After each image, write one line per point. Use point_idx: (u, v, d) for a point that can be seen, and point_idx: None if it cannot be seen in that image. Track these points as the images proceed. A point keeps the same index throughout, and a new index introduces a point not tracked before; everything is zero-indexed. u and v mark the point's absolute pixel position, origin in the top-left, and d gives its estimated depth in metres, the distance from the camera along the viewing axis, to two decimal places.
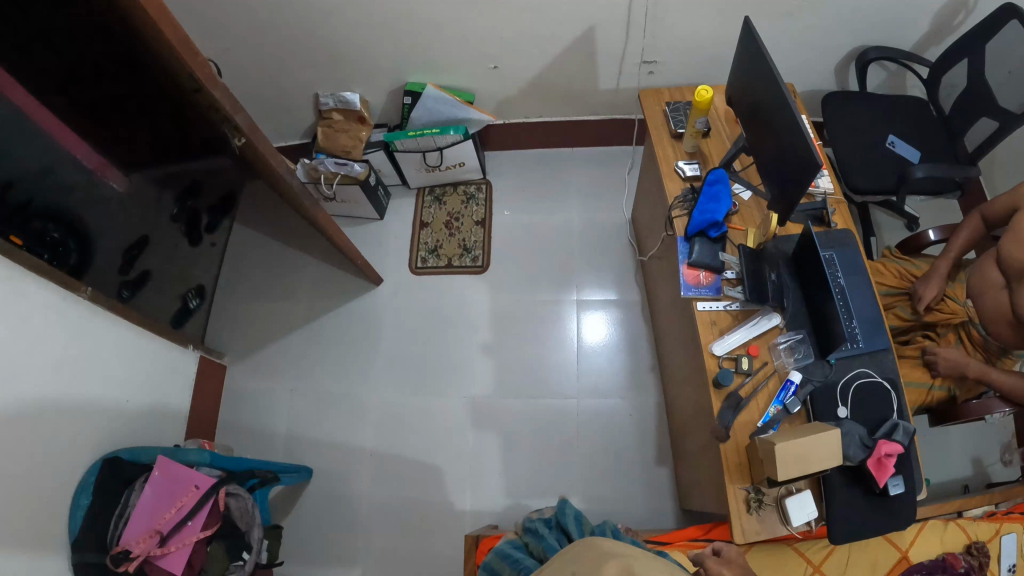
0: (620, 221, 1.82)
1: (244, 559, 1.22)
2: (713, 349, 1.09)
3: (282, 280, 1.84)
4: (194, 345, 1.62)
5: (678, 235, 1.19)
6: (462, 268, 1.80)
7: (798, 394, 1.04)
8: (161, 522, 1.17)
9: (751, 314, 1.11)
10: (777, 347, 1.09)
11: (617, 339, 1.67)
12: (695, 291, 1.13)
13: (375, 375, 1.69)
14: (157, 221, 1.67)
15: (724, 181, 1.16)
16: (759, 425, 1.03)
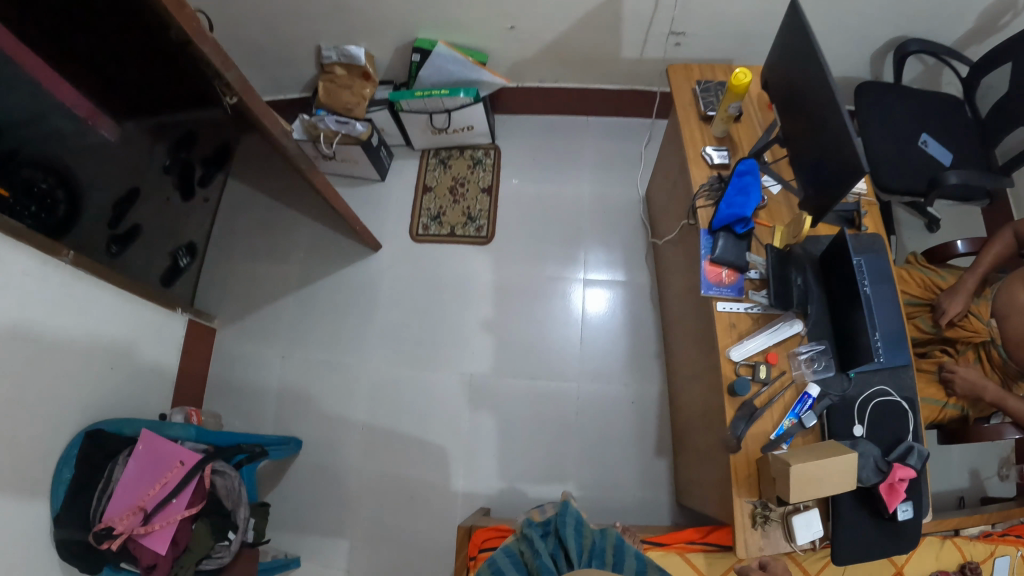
0: (633, 198, 1.74)
1: (230, 539, 1.21)
2: (731, 355, 1.03)
3: (277, 242, 1.78)
4: (183, 308, 1.57)
5: (701, 227, 1.11)
6: (465, 238, 1.73)
7: (815, 408, 1.00)
8: (145, 498, 1.13)
9: (772, 319, 1.05)
10: (797, 356, 1.03)
11: (623, 323, 1.62)
12: (717, 290, 1.07)
13: (370, 346, 1.65)
14: (147, 171, 1.56)
15: (754, 173, 1.08)
16: (772, 438, 0.99)
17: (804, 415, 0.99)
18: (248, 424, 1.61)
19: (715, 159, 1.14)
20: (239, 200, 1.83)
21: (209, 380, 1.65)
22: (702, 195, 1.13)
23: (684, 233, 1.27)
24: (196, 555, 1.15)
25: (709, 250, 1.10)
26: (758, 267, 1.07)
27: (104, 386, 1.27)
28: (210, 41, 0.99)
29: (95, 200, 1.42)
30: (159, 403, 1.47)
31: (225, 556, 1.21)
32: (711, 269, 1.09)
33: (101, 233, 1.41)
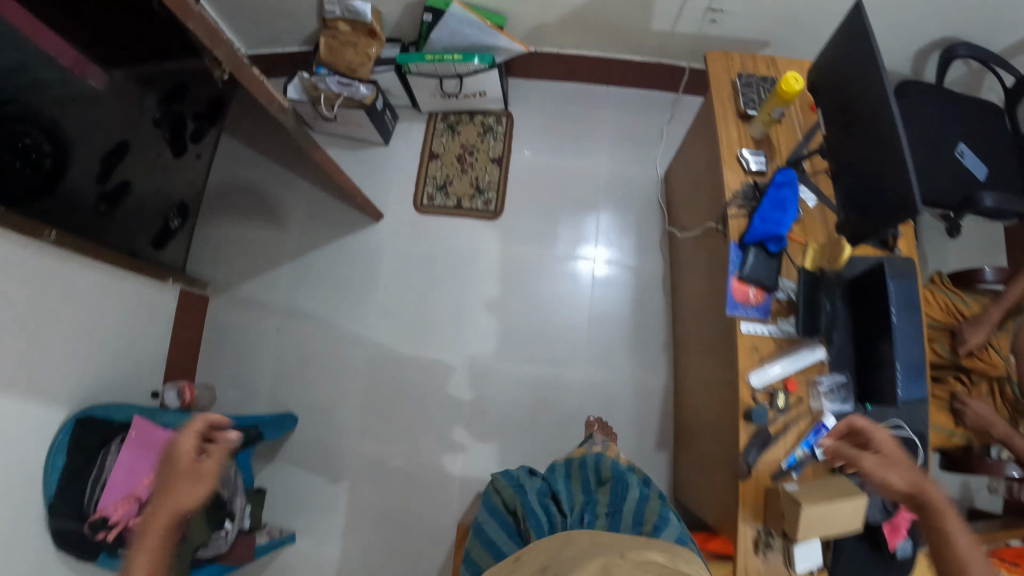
0: (651, 178, 1.66)
1: (226, 529, 1.25)
2: (750, 381, 0.99)
3: (273, 205, 1.72)
4: (173, 278, 1.54)
5: (732, 239, 1.05)
6: (473, 211, 1.66)
7: (828, 438, 0.96)
8: (141, 487, 1.14)
9: (795, 344, 1.01)
10: (817, 387, 0.99)
11: (630, 311, 1.58)
12: (743, 311, 1.02)
13: (369, 321, 1.61)
14: (138, 124, 1.46)
15: (793, 186, 1.01)
16: (783, 466, 0.96)
17: (817, 447, 0.96)
18: (246, 392, 1.61)
19: (752, 164, 1.07)
20: (239, 157, 1.76)
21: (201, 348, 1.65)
22: (735, 204, 1.06)
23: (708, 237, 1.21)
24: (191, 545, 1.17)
25: (738, 266, 1.04)
26: (787, 289, 1.03)
27: (87, 370, 1.26)
28: (195, 14, 0.88)
29: (82, 155, 1.34)
30: (145, 376, 1.47)
31: (223, 544, 1.25)
32: (738, 287, 1.03)
33: (89, 191, 1.37)
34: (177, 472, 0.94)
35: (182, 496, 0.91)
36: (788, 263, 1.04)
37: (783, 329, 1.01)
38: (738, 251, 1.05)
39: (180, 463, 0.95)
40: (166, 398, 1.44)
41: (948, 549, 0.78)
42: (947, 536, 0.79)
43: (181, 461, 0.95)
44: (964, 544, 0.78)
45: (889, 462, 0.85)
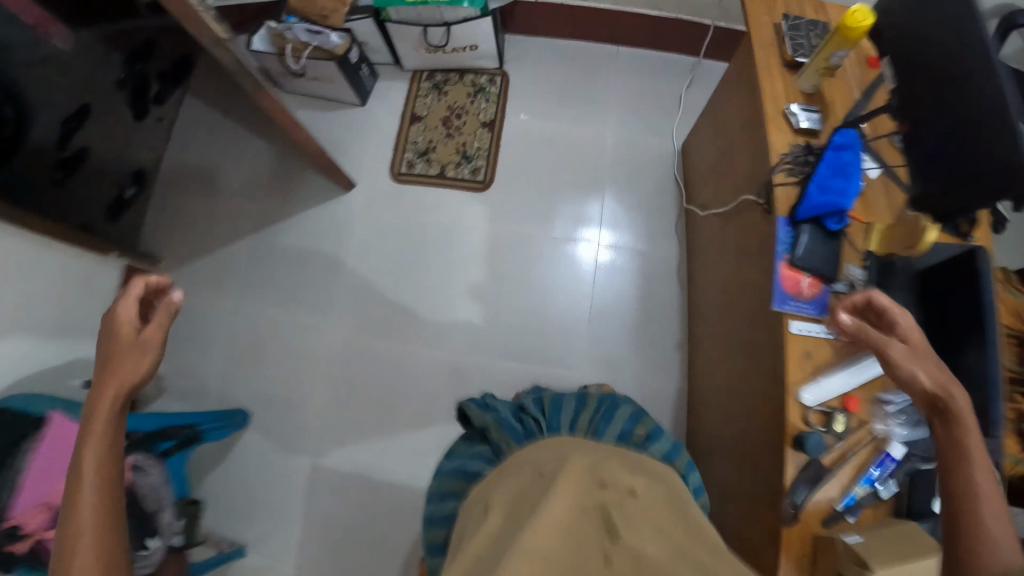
0: (667, 152, 1.46)
1: (150, 547, 1.02)
2: (802, 397, 0.82)
3: (232, 173, 1.51)
4: (119, 253, 1.34)
5: (779, 215, 0.90)
6: (459, 180, 1.46)
7: (895, 473, 0.78)
8: (54, 492, 0.95)
9: (857, 350, 0.84)
10: (884, 408, 0.81)
11: (639, 301, 1.38)
12: (795, 305, 0.87)
13: (336, 305, 1.42)
14: (99, 81, 1.24)
15: (856, 149, 0.86)
16: (838, 508, 0.77)
17: (882, 484, 0.78)
18: (195, 385, 1.39)
19: (804, 122, 0.92)
20: (198, 119, 1.56)
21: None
22: (782, 169, 0.91)
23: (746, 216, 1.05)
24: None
25: (787, 247, 0.90)
26: (851, 278, 0.87)
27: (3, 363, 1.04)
28: None
29: (47, 114, 1.13)
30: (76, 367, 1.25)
31: (148, 566, 1.02)
32: (788, 274, 0.89)
33: (46, 158, 1.15)
34: (115, 343, 0.71)
35: (146, 359, 0.71)
36: (847, 248, 0.89)
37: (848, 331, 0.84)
38: (787, 227, 0.90)
39: (119, 331, 0.72)
40: None
41: (963, 453, 0.64)
42: (964, 440, 0.64)
43: (122, 310, 0.74)
44: (983, 457, 0.63)
45: (916, 353, 0.69)
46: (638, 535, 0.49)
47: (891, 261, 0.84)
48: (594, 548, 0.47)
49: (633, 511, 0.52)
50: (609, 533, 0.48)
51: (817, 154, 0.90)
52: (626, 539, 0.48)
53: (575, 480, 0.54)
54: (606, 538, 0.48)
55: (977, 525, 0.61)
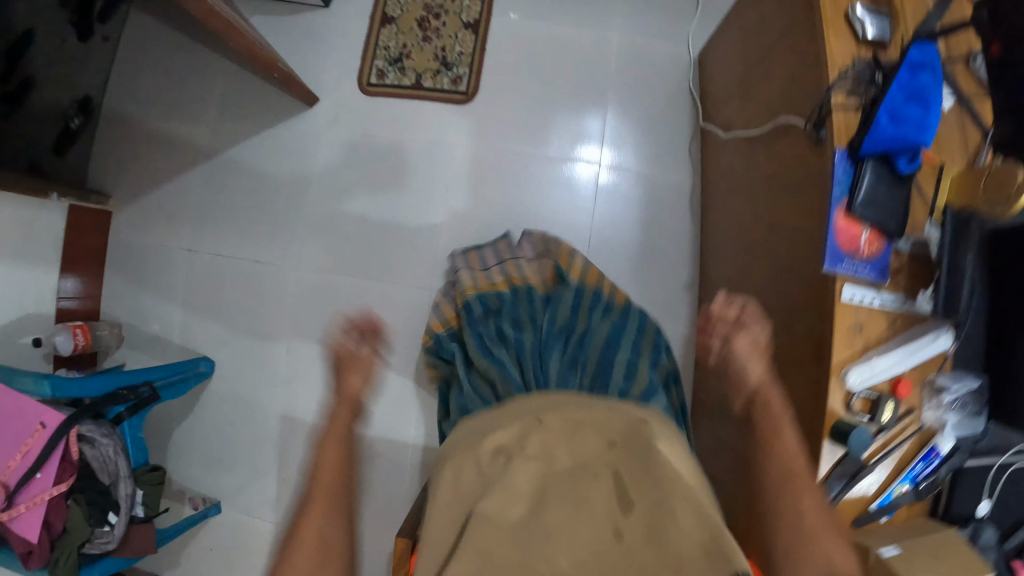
0: (681, 59, 1.27)
1: (111, 523, 1.08)
2: (848, 378, 0.73)
3: (190, 85, 1.40)
4: (60, 193, 1.30)
5: (838, 149, 0.74)
6: (437, 91, 1.29)
7: (939, 470, 0.75)
8: (7, 471, 1.02)
9: (914, 325, 0.75)
10: (938, 392, 0.74)
11: (644, 231, 1.25)
12: (851, 265, 0.73)
13: (301, 245, 1.33)
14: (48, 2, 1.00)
15: (935, 69, 0.72)
16: (872, 509, 0.75)
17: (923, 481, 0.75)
18: (166, 326, 1.41)
19: (869, 32, 0.76)
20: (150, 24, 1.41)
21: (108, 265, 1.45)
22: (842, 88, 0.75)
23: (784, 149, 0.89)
24: (75, 539, 1.04)
25: (845, 189, 0.74)
26: (921, 237, 0.75)
27: None
28: None
29: None
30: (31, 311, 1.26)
31: (109, 540, 1.09)
32: (845, 226, 0.74)
33: None
34: None
35: (357, 386, 0.87)
36: (914, 199, 0.76)
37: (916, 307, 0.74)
38: (845, 163, 0.74)
39: (344, 352, 0.90)
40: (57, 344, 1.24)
41: (776, 432, 0.72)
42: (776, 421, 0.73)
43: (343, 353, 0.90)
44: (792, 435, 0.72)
45: (760, 350, 0.78)
46: (642, 489, 0.58)
47: (966, 219, 0.72)
48: (607, 527, 0.57)
49: (639, 466, 0.60)
50: (620, 498, 0.58)
51: (885, 72, 0.73)
52: (634, 507, 0.57)
53: (582, 454, 0.61)
54: (617, 502, 0.58)
55: (788, 480, 0.69)
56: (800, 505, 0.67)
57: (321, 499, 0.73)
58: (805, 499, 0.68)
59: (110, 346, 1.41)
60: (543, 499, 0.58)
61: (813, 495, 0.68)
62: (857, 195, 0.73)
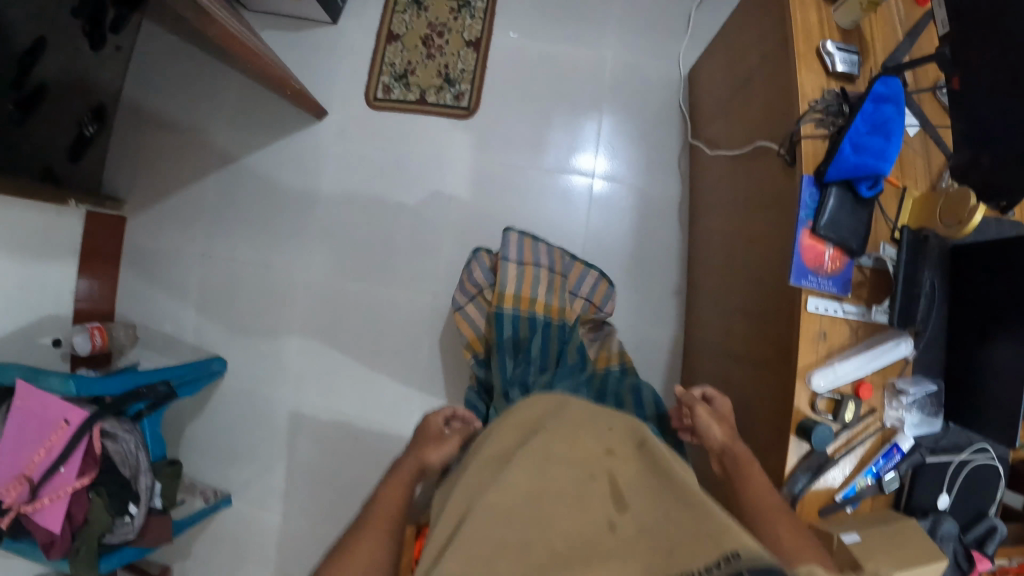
0: (672, 78, 1.34)
1: (132, 514, 1.15)
2: (814, 379, 0.84)
3: (204, 99, 1.46)
4: (77, 200, 1.37)
5: (805, 173, 0.85)
6: (440, 106, 1.36)
7: (898, 464, 0.87)
8: (31, 465, 1.08)
9: (876, 336, 0.87)
10: (895, 391, 0.88)
11: (634, 241, 1.32)
12: (814, 279, 0.84)
13: (308, 251, 1.40)
14: (60, 15, 1.06)
15: (898, 102, 0.82)
16: (838, 499, 0.86)
17: (884, 474, 0.87)
18: (179, 329, 1.47)
19: (839, 66, 0.87)
20: (167, 42, 1.48)
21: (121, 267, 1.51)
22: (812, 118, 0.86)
23: (763, 170, 0.98)
24: (95, 530, 1.11)
25: (811, 212, 0.85)
26: (880, 255, 0.87)
27: None
28: None
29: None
30: (49, 312, 1.33)
31: (129, 530, 1.16)
32: (810, 244, 0.85)
33: (5, 100, 1.06)
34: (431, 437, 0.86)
35: (431, 458, 0.83)
36: (878, 218, 0.89)
37: (873, 318, 0.86)
38: (811, 187, 0.85)
39: (429, 432, 0.86)
40: (73, 344, 1.32)
41: (748, 483, 0.78)
42: (748, 475, 0.79)
43: (429, 432, 0.86)
44: (762, 479, 0.78)
45: (718, 417, 0.85)
46: (635, 492, 0.60)
47: (925, 237, 0.86)
48: (600, 517, 0.57)
49: (631, 475, 0.61)
50: (614, 498, 0.59)
51: (851, 103, 0.84)
52: (628, 505, 0.58)
53: (578, 456, 0.64)
54: (611, 501, 0.59)
55: (760, 518, 0.75)
56: (776, 533, 0.73)
57: (372, 529, 0.74)
58: (781, 527, 0.73)
59: (122, 346, 1.46)
60: (539, 493, 0.60)
61: (790, 526, 0.74)
62: (823, 215, 0.84)
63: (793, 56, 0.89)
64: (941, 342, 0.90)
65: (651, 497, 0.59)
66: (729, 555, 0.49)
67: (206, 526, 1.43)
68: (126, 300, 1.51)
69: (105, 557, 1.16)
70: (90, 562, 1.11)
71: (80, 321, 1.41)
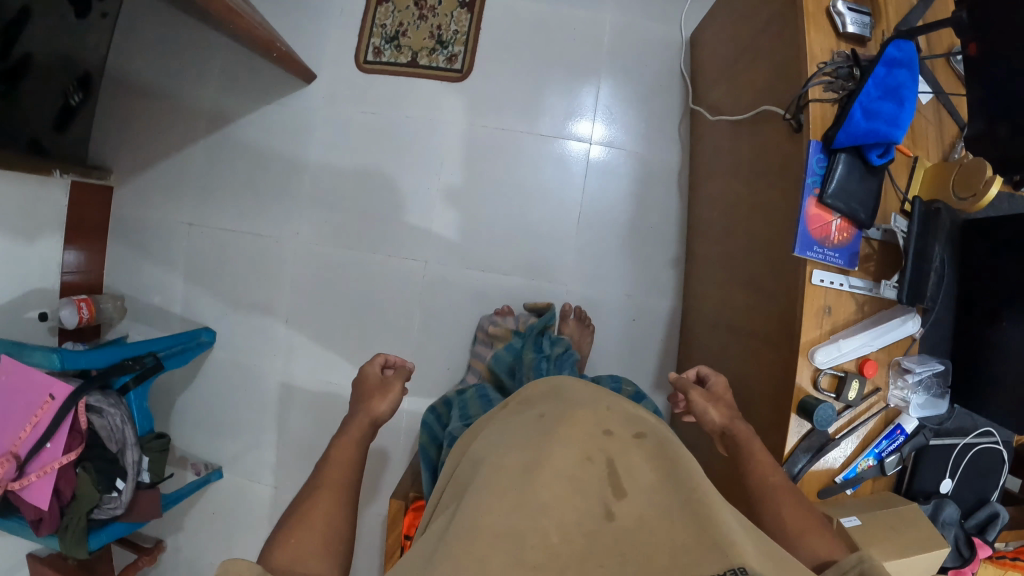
0: (673, 40, 1.28)
1: (119, 489, 1.14)
2: (817, 355, 0.81)
3: (188, 62, 1.40)
4: (61, 170, 1.34)
5: (813, 139, 0.81)
6: (433, 70, 1.31)
7: (902, 446, 0.86)
8: (18, 443, 1.07)
9: (883, 312, 0.84)
10: (900, 368, 0.85)
11: (632, 211, 1.28)
12: (820, 251, 0.81)
13: (297, 219, 1.36)
14: None
15: (912, 67, 0.78)
16: (838, 481, 0.85)
17: (887, 456, 0.85)
18: (168, 299, 1.45)
19: (850, 27, 0.82)
20: None
21: (108, 240, 1.48)
22: (821, 81, 0.81)
23: (767, 137, 0.94)
24: (84, 505, 1.10)
25: (819, 179, 0.81)
26: (890, 227, 0.83)
27: None
28: None
29: None
30: (36, 285, 1.30)
31: (117, 506, 1.15)
32: (817, 214, 0.81)
33: None
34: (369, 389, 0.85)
35: (380, 410, 0.81)
36: (888, 188, 0.86)
37: (882, 294, 0.82)
38: (820, 154, 0.81)
39: (371, 381, 0.86)
40: (60, 317, 1.30)
41: (751, 459, 0.76)
42: (748, 451, 0.77)
43: (370, 380, 0.86)
44: (763, 457, 0.76)
45: (714, 399, 0.83)
46: (638, 481, 0.56)
47: (937, 209, 0.83)
48: (598, 508, 0.53)
49: (633, 462, 0.58)
50: (613, 483, 0.55)
51: (863, 66, 0.79)
52: (628, 494, 0.54)
53: (580, 437, 0.61)
54: (608, 486, 0.55)
55: (764, 500, 0.72)
56: (779, 517, 0.69)
57: (327, 494, 0.70)
58: (785, 508, 0.70)
59: (112, 319, 1.45)
60: (539, 472, 0.57)
61: (795, 505, 0.70)
62: (830, 183, 0.80)
63: (801, 15, 0.84)
64: (950, 317, 0.87)
65: (655, 492, 0.55)
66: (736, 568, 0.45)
67: (201, 495, 1.43)
68: (116, 270, 1.48)
69: (95, 534, 1.16)
70: (79, 539, 1.11)
71: (68, 293, 1.39)
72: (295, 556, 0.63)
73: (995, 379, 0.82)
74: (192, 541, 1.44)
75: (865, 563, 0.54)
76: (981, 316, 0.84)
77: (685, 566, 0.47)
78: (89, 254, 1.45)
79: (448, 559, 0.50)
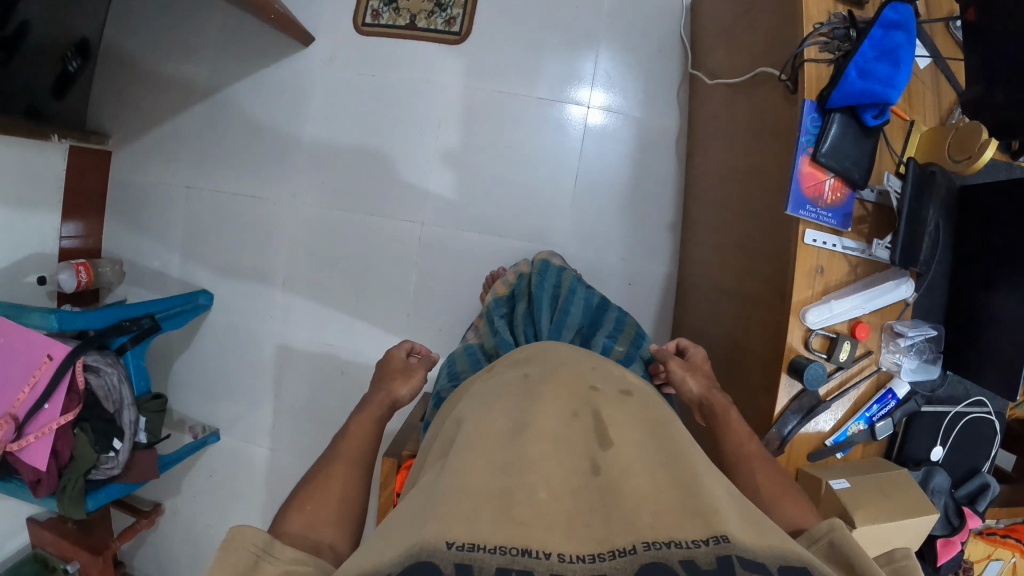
0: (673, 5, 1.27)
1: (116, 449, 1.15)
2: (808, 316, 0.81)
3: (186, 26, 1.40)
4: (60, 135, 1.34)
5: (807, 97, 0.81)
6: (432, 32, 1.30)
7: (892, 412, 0.86)
8: (16, 405, 1.07)
9: (876, 275, 0.85)
10: (892, 332, 0.85)
11: (629, 176, 1.28)
12: (814, 209, 0.81)
13: (295, 181, 1.36)
14: None
15: (909, 29, 0.78)
16: (827, 445, 0.85)
17: (877, 421, 0.85)
18: (165, 264, 1.45)
19: None
20: None
21: (106, 207, 1.49)
22: (817, 42, 0.81)
23: (762, 98, 0.94)
24: (81, 467, 1.11)
25: (813, 137, 0.81)
26: (884, 188, 0.83)
27: None
28: None
29: None
30: (34, 250, 1.31)
31: (114, 466, 1.16)
32: (811, 172, 0.81)
33: None
34: (389, 368, 0.86)
35: (401, 393, 0.82)
36: (883, 151, 0.85)
37: (875, 255, 0.83)
38: (813, 113, 0.81)
39: (394, 364, 0.87)
40: (59, 281, 1.31)
41: (731, 425, 0.76)
42: (731, 419, 0.77)
43: (394, 363, 0.87)
44: (740, 427, 0.76)
45: (692, 369, 0.84)
46: (623, 437, 0.57)
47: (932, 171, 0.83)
48: (585, 463, 0.53)
49: (617, 422, 0.59)
50: (598, 436, 0.56)
51: (861, 28, 0.78)
52: (614, 446, 0.55)
53: (566, 394, 0.63)
54: (595, 440, 0.56)
55: (741, 469, 0.71)
56: (755, 484, 0.69)
57: (341, 467, 0.70)
58: (762, 475, 0.69)
59: (111, 283, 1.47)
60: (527, 428, 0.57)
61: (773, 476, 0.69)
62: (824, 141, 0.80)
63: None
64: (944, 284, 0.87)
65: (641, 450, 0.55)
66: (718, 536, 0.43)
67: (197, 459, 1.45)
68: (114, 236, 1.49)
69: (92, 495, 1.16)
70: (75, 499, 1.11)
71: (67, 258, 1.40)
72: (309, 522, 0.62)
73: (987, 345, 0.82)
74: (190, 501, 1.46)
75: (836, 532, 0.54)
76: (975, 282, 0.84)
77: (671, 525, 0.45)
78: (88, 220, 1.45)
79: (438, 502, 0.48)
